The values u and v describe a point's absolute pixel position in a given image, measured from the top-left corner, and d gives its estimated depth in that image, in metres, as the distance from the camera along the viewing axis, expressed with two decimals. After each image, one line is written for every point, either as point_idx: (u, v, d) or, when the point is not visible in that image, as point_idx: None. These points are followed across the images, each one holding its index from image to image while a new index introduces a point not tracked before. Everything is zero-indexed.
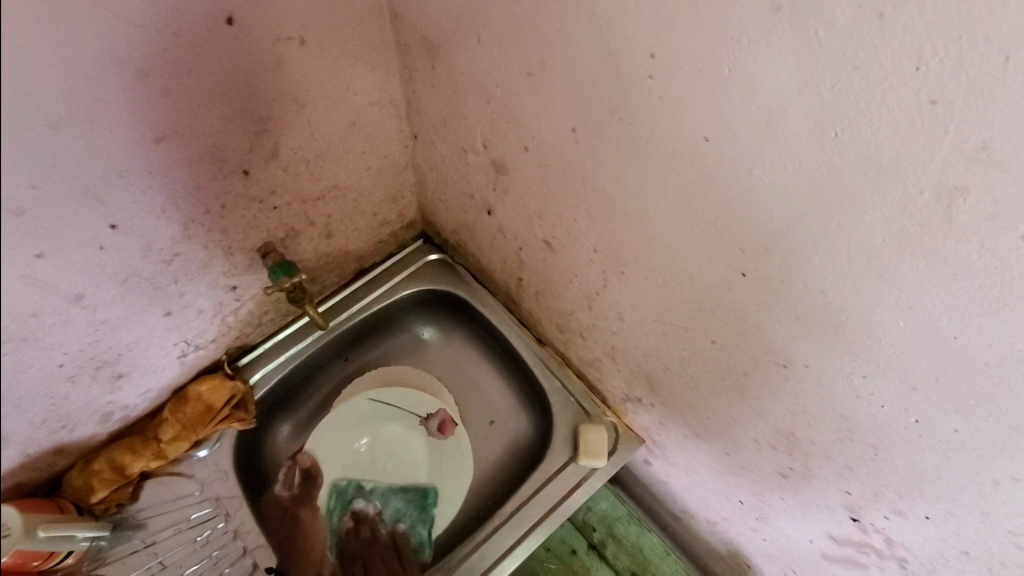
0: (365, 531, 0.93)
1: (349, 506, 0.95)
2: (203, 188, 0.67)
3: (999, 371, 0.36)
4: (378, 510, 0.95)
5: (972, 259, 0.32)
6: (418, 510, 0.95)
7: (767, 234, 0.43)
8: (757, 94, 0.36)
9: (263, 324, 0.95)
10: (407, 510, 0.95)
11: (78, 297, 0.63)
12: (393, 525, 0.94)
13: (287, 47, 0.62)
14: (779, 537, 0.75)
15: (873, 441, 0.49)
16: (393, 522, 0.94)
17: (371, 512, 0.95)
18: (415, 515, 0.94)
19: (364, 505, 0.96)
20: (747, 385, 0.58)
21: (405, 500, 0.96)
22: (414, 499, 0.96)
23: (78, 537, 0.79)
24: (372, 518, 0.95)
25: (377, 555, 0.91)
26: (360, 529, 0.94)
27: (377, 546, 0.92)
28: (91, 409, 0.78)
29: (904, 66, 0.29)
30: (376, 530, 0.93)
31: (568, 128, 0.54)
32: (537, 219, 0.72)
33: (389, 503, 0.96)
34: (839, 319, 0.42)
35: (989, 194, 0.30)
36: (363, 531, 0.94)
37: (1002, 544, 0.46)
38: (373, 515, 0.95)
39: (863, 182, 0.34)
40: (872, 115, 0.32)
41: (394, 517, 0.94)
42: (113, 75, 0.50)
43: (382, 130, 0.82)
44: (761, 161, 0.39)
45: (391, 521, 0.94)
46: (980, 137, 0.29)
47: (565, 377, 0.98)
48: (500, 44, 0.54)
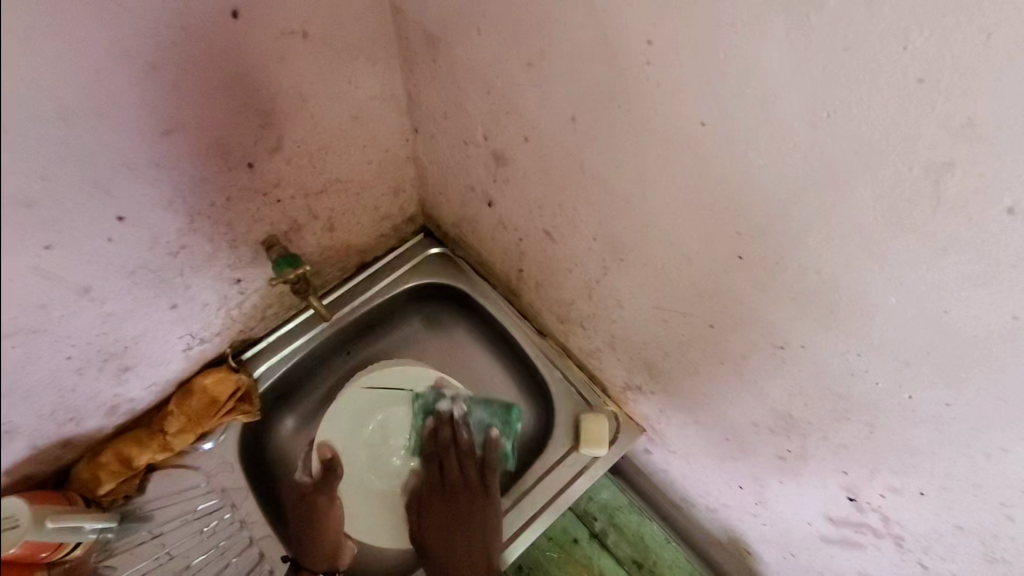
0: (445, 431, 0.94)
1: (433, 406, 0.96)
2: (209, 181, 0.68)
3: (987, 343, 0.37)
4: (463, 412, 0.95)
5: (960, 234, 0.34)
6: (502, 423, 0.95)
7: (762, 216, 0.44)
8: (752, 79, 0.37)
9: (267, 317, 0.96)
10: (485, 422, 0.95)
11: (86, 289, 0.64)
12: (473, 435, 0.95)
13: (291, 41, 0.63)
14: (778, 520, 0.77)
15: (869, 420, 0.50)
16: (482, 432, 0.95)
17: (457, 413, 0.95)
18: (498, 426, 0.95)
19: (449, 407, 0.95)
20: (744, 368, 0.59)
21: (490, 410, 0.96)
22: (499, 411, 0.96)
23: (86, 528, 0.79)
24: (456, 420, 0.95)
25: (456, 459, 0.93)
26: (440, 430, 0.94)
27: (455, 448, 0.93)
28: (98, 402, 0.79)
29: (891, 48, 0.30)
30: (456, 439, 0.94)
31: (568, 116, 0.55)
32: (537, 209, 0.74)
33: (478, 410, 0.96)
34: (833, 299, 0.44)
35: (974, 168, 0.31)
36: (442, 431, 0.94)
37: (994, 517, 0.47)
38: (458, 418, 0.95)
39: (854, 162, 0.36)
40: (863, 95, 0.33)
41: (480, 427, 0.95)
42: (122, 68, 0.51)
43: (383, 124, 0.83)
44: (757, 144, 0.40)
45: (476, 430, 0.95)
46: (966, 114, 0.30)
47: (565, 367, 1.00)
48: (500, 35, 0.55)
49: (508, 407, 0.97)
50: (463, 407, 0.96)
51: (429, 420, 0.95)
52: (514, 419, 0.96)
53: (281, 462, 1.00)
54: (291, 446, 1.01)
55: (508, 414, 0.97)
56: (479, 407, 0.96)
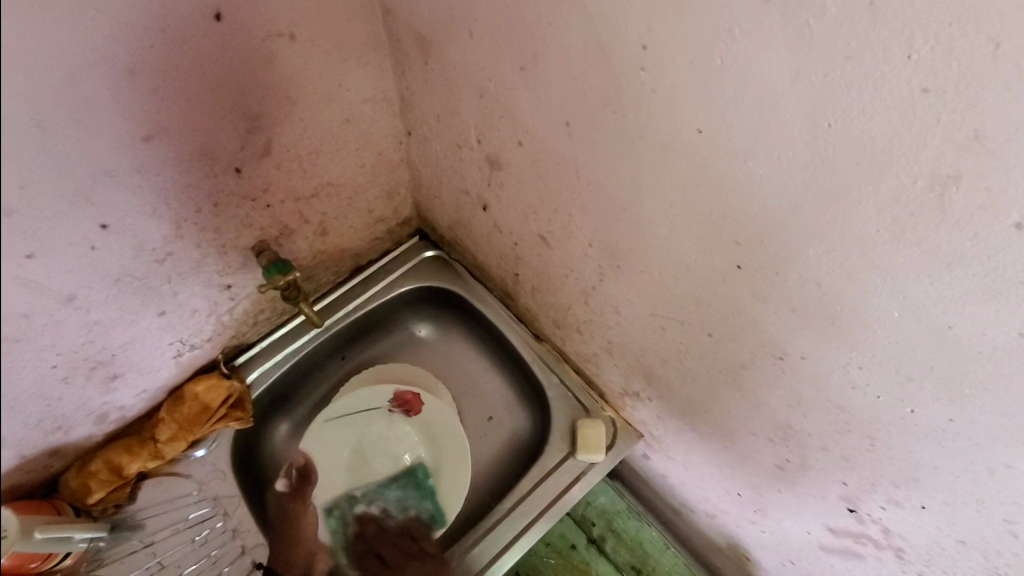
0: (370, 528, 0.92)
1: (349, 514, 0.93)
2: (196, 187, 0.66)
3: (993, 359, 0.35)
4: (380, 507, 0.94)
5: (965, 248, 0.32)
6: (416, 490, 0.94)
7: (760, 226, 0.42)
8: (750, 86, 0.36)
9: (259, 323, 0.95)
10: (409, 498, 0.94)
11: (70, 297, 0.62)
12: (404, 514, 0.92)
13: (278, 44, 0.61)
14: (777, 529, 0.76)
15: (870, 432, 0.49)
16: (401, 511, 0.93)
17: (375, 512, 0.93)
18: (411, 493, 0.94)
19: (365, 509, 0.93)
20: (743, 377, 0.58)
21: (401, 488, 0.95)
22: (408, 484, 0.95)
23: (75, 538, 0.78)
24: (376, 517, 0.93)
25: (390, 543, 0.89)
26: (365, 528, 0.92)
27: (388, 536, 0.90)
28: (87, 410, 0.78)
29: (895, 54, 0.29)
30: (382, 526, 0.92)
31: (561, 121, 0.54)
32: (532, 214, 0.72)
33: (389, 497, 0.94)
34: (834, 311, 0.42)
35: (981, 182, 0.30)
36: (365, 528, 0.92)
37: (998, 533, 0.46)
38: (378, 515, 0.93)
39: (855, 172, 0.34)
40: (865, 104, 0.32)
41: (400, 508, 0.93)
42: (101, 73, 0.49)
43: (375, 127, 0.81)
44: (755, 153, 0.39)
45: (400, 512, 0.93)
46: (973, 125, 0.28)
47: (561, 372, 0.98)
48: (491, 38, 0.54)
49: (412, 471, 0.96)
50: (380, 502, 0.94)
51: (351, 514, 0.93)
52: (423, 477, 0.96)
53: (275, 468, 0.98)
54: (284, 452, 1.00)
55: (416, 477, 0.96)
56: (389, 490, 0.95)
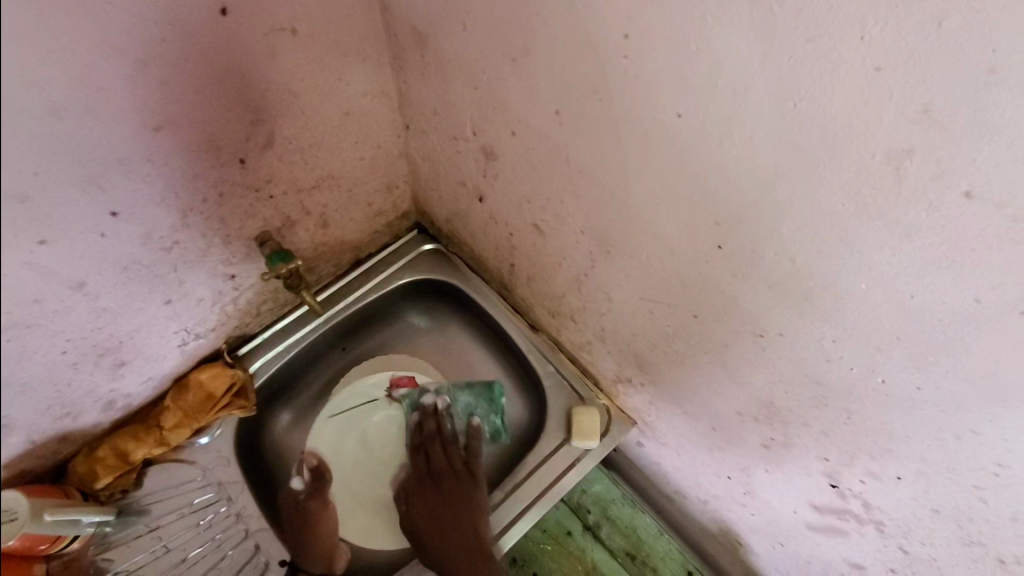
0: (430, 423, 0.98)
1: (418, 402, 1.01)
2: (202, 177, 0.69)
3: (953, 327, 0.38)
4: (446, 404, 1.00)
5: (922, 218, 0.35)
6: (487, 403, 1.02)
7: (737, 207, 0.45)
8: (722, 70, 0.38)
9: (262, 313, 0.97)
10: (478, 409, 1.01)
11: (81, 284, 0.65)
12: (464, 420, 1.00)
13: (281, 38, 0.64)
14: (766, 510, 0.78)
15: (846, 406, 0.51)
16: (464, 417, 1.01)
17: (440, 405, 0.99)
18: (485, 409, 1.01)
19: (433, 400, 1.00)
20: (727, 357, 0.60)
21: (472, 395, 1.03)
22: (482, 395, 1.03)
23: (83, 521, 0.80)
24: (439, 411, 0.99)
25: (441, 447, 0.96)
26: (426, 425, 0.98)
27: (441, 439, 0.97)
28: (95, 396, 0.80)
29: (850, 36, 0.31)
30: (442, 424, 0.98)
31: (550, 110, 0.57)
32: (525, 203, 0.75)
33: (459, 400, 1.02)
34: (808, 286, 0.45)
35: (932, 154, 0.32)
36: (428, 424, 0.98)
37: (968, 499, 0.48)
38: (441, 410, 1.00)
39: (819, 149, 0.37)
40: (826, 85, 0.34)
41: (467, 413, 1.01)
42: (114, 65, 0.52)
43: (374, 121, 0.84)
44: (730, 135, 0.41)
45: (461, 419, 1.00)
46: (922, 100, 0.31)
47: (557, 361, 1.01)
48: (484, 31, 0.56)
49: (490, 385, 1.04)
50: (449, 400, 1.01)
51: (416, 414, 0.99)
52: (498, 395, 1.03)
53: (277, 456, 1.01)
54: (287, 440, 1.03)
55: (491, 392, 1.03)
56: (463, 394, 1.02)
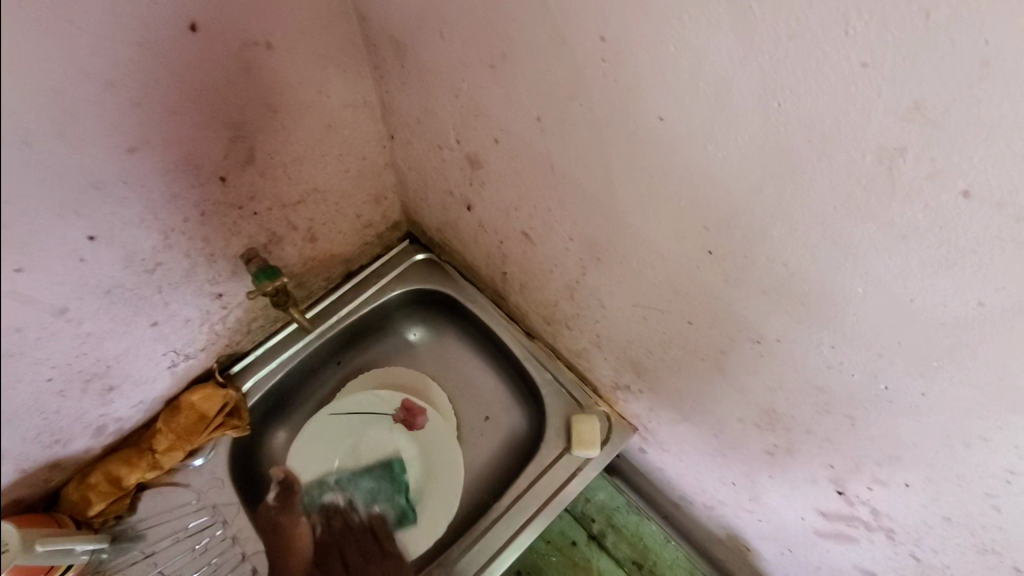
0: (337, 521, 0.90)
1: (319, 499, 0.93)
2: (181, 198, 0.67)
3: (956, 331, 0.36)
4: (347, 499, 0.93)
5: (918, 219, 0.33)
6: (389, 482, 0.94)
7: (726, 210, 0.43)
8: (704, 72, 0.36)
9: (253, 331, 0.96)
10: (381, 490, 0.93)
11: (62, 310, 0.63)
12: (369, 510, 0.92)
13: (255, 52, 0.62)
14: (773, 517, 0.76)
15: (850, 412, 0.49)
16: (363, 499, 0.93)
17: (340, 502, 0.92)
18: (386, 488, 0.94)
19: (332, 498, 0.93)
20: (725, 364, 0.58)
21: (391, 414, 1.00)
22: (382, 475, 0.95)
23: (77, 550, 0.79)
24: (342, 507, 0.92)
25: (353, 542, 0.88)
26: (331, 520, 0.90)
27: (353, 532, 0.89)
28: (83, 423, 0.78)
29: (834, 32, 0.30)
30: (348, 515, 0.91)
31: (531, 116, 0.55)
32: (514, 211, 0.73)
33: (360, 487, 0.94)
34: (803, 291, 0.43)
35: (926, 153, 0.30)
36: (335, 521, 0.90)
37: (981, 507, 0.46)
38: (343, 505, 0.92)
39: (808, 151, 0.35)
40: (812, 84, 0.32)
41: (367, 501, 0.93)
42: (80, 87, 0.50)
43: (358, 132, 0.82)
44: (715, 138, 0.39)
45: (365, 502, 0.93)
46: (911, 97, 0.29)
47: (554, 368, 0.99)
48: (460, 38, 0.55)
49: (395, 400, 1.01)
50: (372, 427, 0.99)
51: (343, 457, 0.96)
52: (399, 471, 0.95)
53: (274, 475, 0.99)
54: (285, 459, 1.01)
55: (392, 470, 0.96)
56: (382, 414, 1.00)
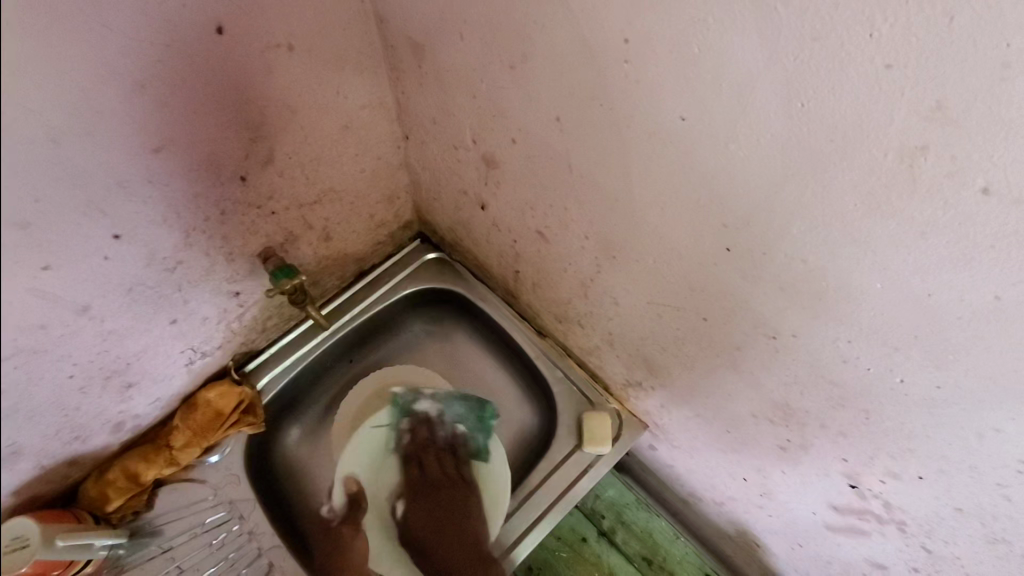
0: (422, 432, 0.97)
1: (410, 406, 0.99)
2: (203, 196, 0.68)
3: (973, 324, 0.37)
4: (438, 411, 0.98)
5: (938, 216, 0.34)
6: (475, 418, 0.97)
7: (746, 209, 0.44)
8: (727, 72, 0.38)
9: (268, 329, 0.97)
10: (467, 418, 0.97)
11: (86, 307, 0.64)
12: (452, 429, 0.96)
13: (277, 54, 0.64)
14: (784, 511, 0.77)
15: (864, 406, 0.50)
16: (451, 423, 0.97)
17: (432, 412, 0.98)
18: (472, 423, 0.97)
19: (424, 408, 0.98)
20: (740, 359, 0.59)
21: (465, 405, 0.98)
22: (473, 408, 0.98)
23: (96, 545, 0.80)
24: (432, 419, 0.98)
25: (436, 459, 0.93)
26: (417, 430, 0.97)
27: (434, 448, 0.95)
28: (103, 419, 0.80)
29: (858, 34, 0.31)
30: (433, 431, 0.96)
31: (551, 116, 0.56)
32: (529, 210, 0.74)
33: (452, 407, 0.98)
34: (821, 286, 0.44)
35: (947, 151, 0.31)
36: (420, 432, 0.97)
37: (993, 498, 0.47)
38: (434, 416, 0.98)
39: (830, 150, 0.36)
40: (835, 84, 0.33)
41: (455, 420, 0.97)
42: (111, 89, 0.51)
43: (374, 132, 0.83)
44: (737, 136, 0.40)
45: (450, 423, 0.97)
46: (933, 97, 0.30)
47: (566, 366, 1.00)
48: (481, 39, 0.56)
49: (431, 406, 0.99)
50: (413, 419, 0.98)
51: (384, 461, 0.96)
52: (488, 415, 0.97)
53: (289, 471, 1.00)
54: (298, 456, 1.02)
55: (483, 411, 0.98)
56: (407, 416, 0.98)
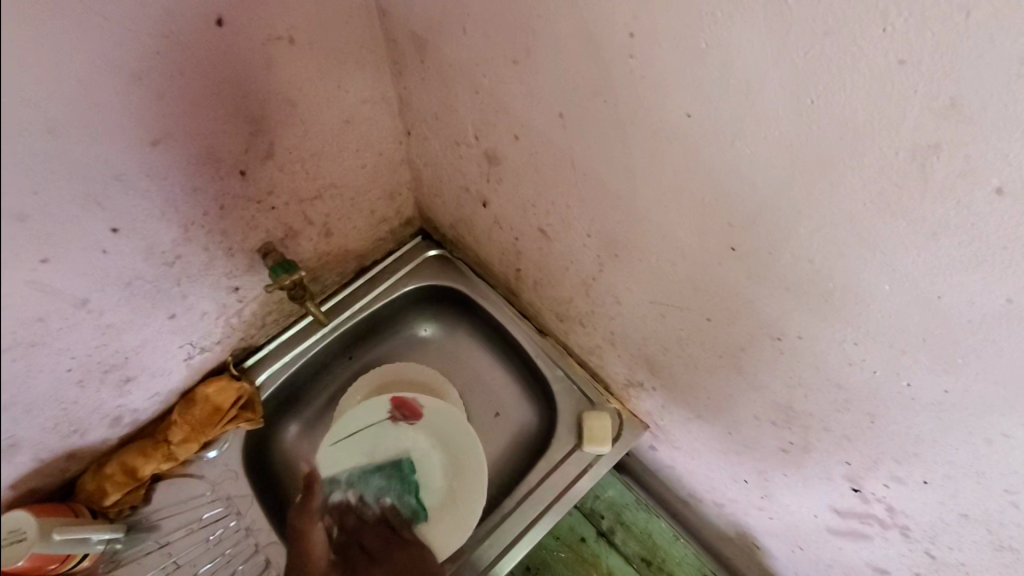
0: (349, 518, 0.86)
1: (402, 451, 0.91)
2: (202, 190, 0.68)
3: (984, 328, 0.36)
4: (358, 495, 0.87)
5: (950, 217, 0.33)
6: (401, 482, 0.89)
7: (751, 209, 0.44)
8: (734, 68, 0.37)
9: (267, 324, 0.96)
10: (392, 489, 0.89)
11: (84, 301, 0.64)
12: (380, 502, 0.88)
13: (278, 47, 0.63)
14: (785, 514, 0.76)
15: (869, 409, 0.49)
16: (377, 500, 0.88)
17: (353, 498, 0.87)
18: (398, 489, 0.89)
19: (342, 496, 0.88)
20: (743, 360, 0.58)
21: (384, 477, 0.89)
22: (393, 474, 0.90)
23: (92, 539, 0.80)
24: (354, 504, 0.87)
25: (370, 533, 0.85)
26: (345, 520, 0.86)
27: (367, 526, 0.86)
28: (101, 413, 0.79)
29: (872, 29, 0.30)
30: (361, 513, 0.86)
31: (554, 112, 0.55)
32: (531, 208, 0.73)
33: (370, 485, 0.88)
34: (827, 288, 0.43)
35: (961, 150, 0.31)
36: (346, 519, 0.86)
37: (1000, 504, 0.46)
38: (355, 501, 0.88)
39: (840, 148, 0.35)
40: (846, 80, 0.32)
41: (379, 495, 0.88)
42: (109, 79, 0.51)
43: (375, 127, 0.83)
44: (744, 134, 0.40)
45: (376, 500, 0.88)
46: (948, 94, 0.29)
47: (566, 366, 0.99)
48: (484, 34, 0.55)
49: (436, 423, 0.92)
50: (354, 488, 0.88)
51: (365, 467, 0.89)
52: (410, 471, 0.90)
53: (287, 467, 1.00)
54: (297, 452, 1.02)
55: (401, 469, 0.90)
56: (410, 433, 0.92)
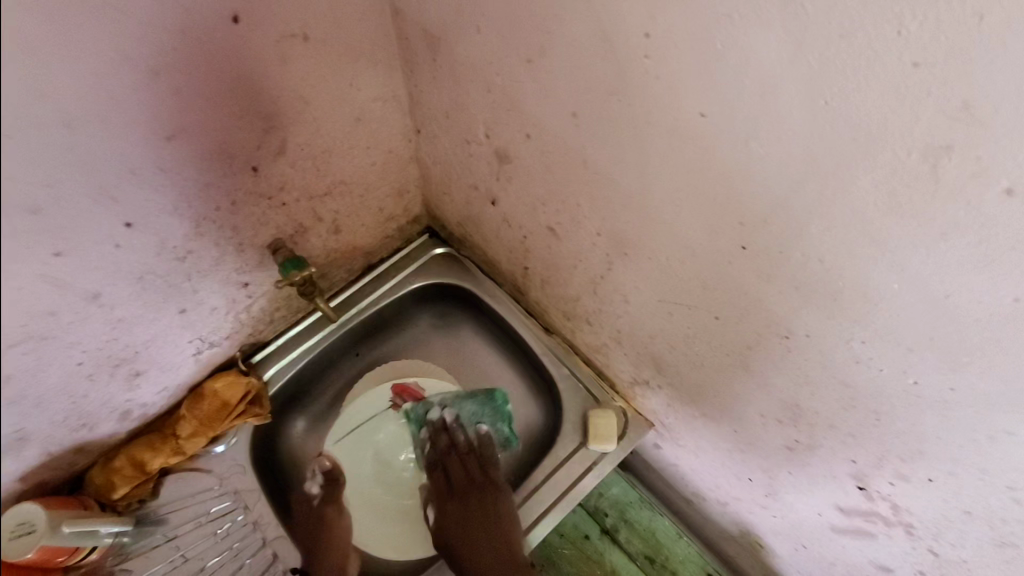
0: (443, 439, 1.00)
1: (424, 417, 1.02)
2: (215, 186, 0.68)
3: (991, 326, 0.37)
4: (455, 416, 1.02)
5: (960, 216, 0.34)
6: (489, 412, 1.02)
7: (763, 208, 0.44)
8: (749, 68, 0.37)
9: (275, 320, 0.97)
10: (483, 415, 1.02)
11: (96, 295, 0.64)
12: (475, 430, 1.01)
13: (292, 45, 0.64)
14: (789, 512, 0.76)
15: (876, 407, 0.50)
16: (473, 425, 1.01)
17: (448, 420, 1.01)
18: (491, 417, 1.02)
19: (441, 414, 1.02)
20: (750, 358, 0.59)
21: (477, 404, 1.03)
22: (485, 400, 1.03)
23: (101, 532, 0.80)
24: (449, 425, 1.01)
25: (458, 462, 0.98)
26: (438, 437, 1.00)
27: (456, 453, 0.99)
28: (110, 407, 0.80)
29: (885, 31, 0.30)
30: (455, 438, 1.00)
31: (566, 111, 0.56)
32: (540, 206, 0.74)
33: (464, 410, 1.02)
34: (836, 286, 0.44)
35: (971, 151, 0.31)
36: (438, 437, 1.01)
37: (1003, 501, 0.47)
38: (450, 423, 1.01)
39: (852, 148, 0.36)
40: (860, 80, 0.33)
41: (473, 420, 1.02)
42: (126, 75, 0.51)
43: (386, 125, 0.83)
44: (757, 134, 0.40)
45: (468, 428, 1.01)
46: (960, 96, 0.30)
47: (572, 364, 1.00)
48: (499, 33, 0.56)
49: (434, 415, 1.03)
50: (454, 413, 1.02)
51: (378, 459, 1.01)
52: (500, 401, 1.03)
53: (293, 463, 1.01)
54: (303, 448, 1.02)
55: (493, 398, 1.04)
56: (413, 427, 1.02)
